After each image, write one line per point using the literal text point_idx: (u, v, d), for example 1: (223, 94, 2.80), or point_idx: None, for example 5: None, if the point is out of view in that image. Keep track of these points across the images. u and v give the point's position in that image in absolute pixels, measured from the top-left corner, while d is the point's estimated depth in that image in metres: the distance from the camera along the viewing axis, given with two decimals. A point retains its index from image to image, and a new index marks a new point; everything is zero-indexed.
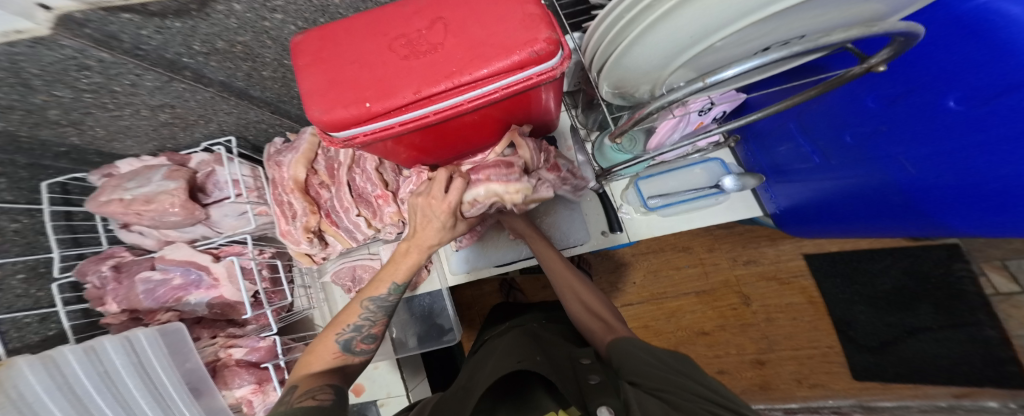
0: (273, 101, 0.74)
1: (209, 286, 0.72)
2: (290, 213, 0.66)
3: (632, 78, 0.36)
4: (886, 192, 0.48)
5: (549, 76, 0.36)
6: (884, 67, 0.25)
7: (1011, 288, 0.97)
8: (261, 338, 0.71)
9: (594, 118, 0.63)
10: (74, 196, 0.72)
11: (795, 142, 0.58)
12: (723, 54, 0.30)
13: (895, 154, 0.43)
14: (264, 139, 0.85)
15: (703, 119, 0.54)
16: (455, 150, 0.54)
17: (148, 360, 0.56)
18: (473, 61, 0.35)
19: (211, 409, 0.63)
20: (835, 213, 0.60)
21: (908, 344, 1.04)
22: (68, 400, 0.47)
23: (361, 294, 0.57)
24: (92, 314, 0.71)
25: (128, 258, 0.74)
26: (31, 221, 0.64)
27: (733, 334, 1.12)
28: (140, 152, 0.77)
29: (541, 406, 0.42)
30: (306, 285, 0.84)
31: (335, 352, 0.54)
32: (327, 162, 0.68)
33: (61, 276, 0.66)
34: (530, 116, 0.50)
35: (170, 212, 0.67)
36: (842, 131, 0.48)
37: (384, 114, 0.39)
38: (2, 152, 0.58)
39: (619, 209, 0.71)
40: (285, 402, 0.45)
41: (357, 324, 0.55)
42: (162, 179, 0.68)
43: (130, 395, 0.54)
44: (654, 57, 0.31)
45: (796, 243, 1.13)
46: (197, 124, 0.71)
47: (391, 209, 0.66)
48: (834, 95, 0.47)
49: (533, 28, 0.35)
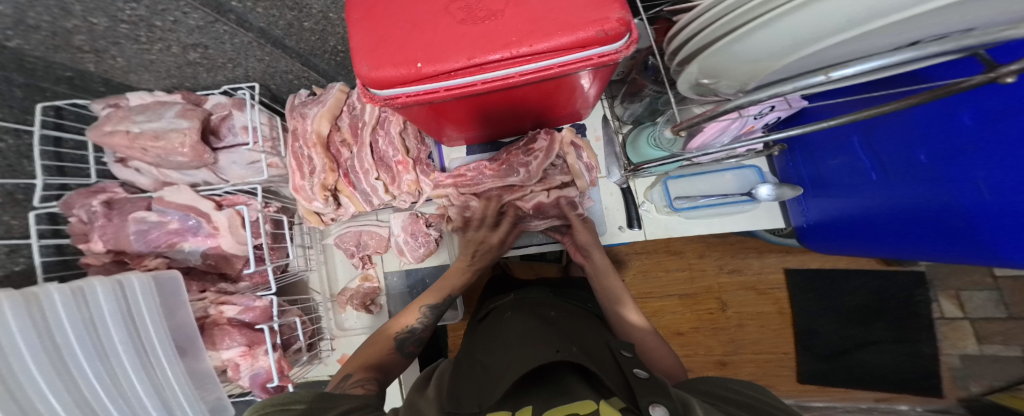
0: (303, 53, 0.73)
1: (206, 235, 0.69)
2: (307, 169, 0.65)
3: (725, 69, 0.33)
4: (942, 214, 0.43)
5: (610, 58, 0.37)
6: (1013, 78, 0.20)
7: (956, 314, 1.07)
8: (257, 298, 0.68)
9: (631, 111, 0.67)
10: (68, 122, 0.68)
11: (852, 156, 0.53)
12: (853, 48, 0.27)
13: (974, 176, 0.38)
14: (285, 90, 0.81)
15: (755, 123, 0.52)
16: (471, 108, 0.49)
17: (138, 309, 0.53)
18: (532, 34, 0.36)
19: (194, 371, 0.60)
20: (875, 229, 0.55)
21: (855, 355, 1.12)
22: (46, 352, 0.43)
23: (417, 301, 0.65)
24: (66, 251, 0.67)
25: (120, 195, 0.71)
26: (15, 143, 0.60)
27: (705, 335, 1.16)
28: (154, 88, 0.74)
29: (573, 390, 0.42)
30: (305, 245, 0.81)
31: (388, 349, 0.60)
32: (351, 120, 0.68)
33: (41, 206, 0.63)
34: (572, 99, 0.52)
35: (177, 152, 0.65)
36: (916, 149, 0.44)
37: (432, 77, 0.40)
38: (3, 68, 0.55)
39: (639, 205, 0.72)
40: (342, 388, 0.50)
41: (413, 326, 0.62)
42: (174, 117, 0.66)
43: (113, 350, 0.50)
44: (768, 48, 0.28)
45: (781, 257, 1.15)
46: (223, 67, 0.69)
47: (410, 178, 0.69)
48: (919, 109, 0.43)
49: (603, 8, 0.36)
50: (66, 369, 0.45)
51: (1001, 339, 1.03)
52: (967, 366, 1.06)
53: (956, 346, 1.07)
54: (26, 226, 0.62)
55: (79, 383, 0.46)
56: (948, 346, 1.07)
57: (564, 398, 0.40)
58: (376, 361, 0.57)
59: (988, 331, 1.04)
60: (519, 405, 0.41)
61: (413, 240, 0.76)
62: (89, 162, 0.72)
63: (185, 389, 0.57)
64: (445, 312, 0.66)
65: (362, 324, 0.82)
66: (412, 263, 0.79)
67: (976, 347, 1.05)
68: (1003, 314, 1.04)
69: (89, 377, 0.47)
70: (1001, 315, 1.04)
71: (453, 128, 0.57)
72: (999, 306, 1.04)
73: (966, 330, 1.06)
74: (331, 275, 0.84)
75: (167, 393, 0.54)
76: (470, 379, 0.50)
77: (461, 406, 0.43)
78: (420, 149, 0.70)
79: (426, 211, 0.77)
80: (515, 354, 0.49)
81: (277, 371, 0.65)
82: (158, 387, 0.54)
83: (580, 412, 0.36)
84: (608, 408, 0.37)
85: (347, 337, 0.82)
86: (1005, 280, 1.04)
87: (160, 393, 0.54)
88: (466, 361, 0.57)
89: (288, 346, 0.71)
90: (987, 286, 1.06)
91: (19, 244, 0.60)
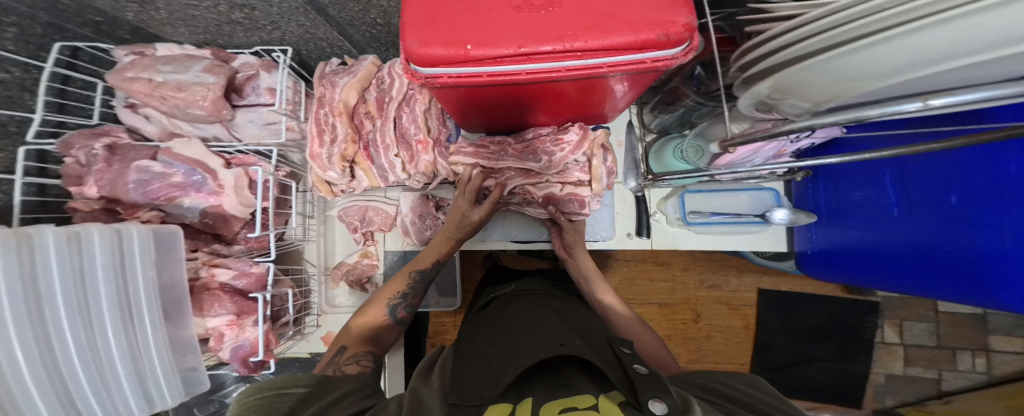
0: (341, 22, 0.72)
1: (209, 192, 0.66)
2: (328, 138, 0.66)
3: (798, 87, 0.34)
4: (955, 255, 0.46)
5: (665, 62, 0.40)
6: None
7: (894, 339, 1.12)
8: (254, 264, 0.65)
9: (660, 120, 0.72)
10: (81, 63, 0.67)
11: (880, 190, 0.56)
12: (960, 76, 0.26)
13: (1002, 223, 0.41)
14: (316, 57, 0.82)
15: (789, 147, 0.55)
16: (511, 95, 0.50)
17: (132, 264, 0.49)
18: (589, 30, 0.38)
19: (177, 339, 0.56)
20: (874, 263, 0.59)
21: (800, 369, 1.13)
22: (25, 296, 0.40)
23: (409, 266, 0.70)
24: (48, 192, 0.64)
25: (124, 141, 0.69)
26: (21, 75, 0.59)
27: (675, 344, 1.12)
28: (184, 42, 0.74)
29: (575, 384, 0.41)
30: (308, 214, 0.80)
31: (382, 315, 0.65)
32: (378, 94, 0.69)
33: (35, 143, 0.60)
34: (603, 102, 0.54)
35: (197, 105, 0.64)
36: (952, 190, 0.46)
37: (479, 61, 0.40)
38: (32, 5, 0.56)
39: (651, 215, 0.74)
40: (333, 363, 0.54)
41: (404, 293, 0.67)
42: (201, 71, 0.65)
43: (97, 306, 0.46)
44: (847, 71, 0.28)
45: (757, 278, 1.12)
46: (262, 29, 0.70)
47: (427, 159, 0.68)
48: (964, 152, 0.45)
49: (668, 12, 0.38)
50: (41, 318, 0.41)
51: (923, 363, 1.12)
52: (889, 383, 1.12)
53: (885, 366, 1.12)
54: (11, 160, 0.59)
55: (52, 338, 0.42)
56: (879, 366, 1.12)
57: (566, 390, 0.40)
58: (371, 330, 0.63)
59: (916, 356, 1.12)
60: (521, 397, 0.40)
61: (423, 222, 0.77)
62: (94, 104, 0.70)
63: (162, 354, 0.53)
64: (433, 278, 0.71)
65: (354, 304, 0.83)
66: (416, 245, 0.80)
67: (901, 368, 1.12)
68: (932, 342, 1.12)
69: (64, 333, 0.43)
70: (930, 343, 1.11)
71: (478, 114, 0.58)
72: (931, 336, 1.12)
73: (898, 353, 1.12)
74: (329, 248, 0.82)
75: (141, 356, 0.51)
76: (484, 367, 0.49)
77: (464, 398, 0.41)
78: (441, 131, 0.70)
79: (437, 195, 0.78)
80: (523, 349, 0.48)
81: (263, 344, 0.63)
82: (134, 350, 0.50)
83: (580, 405, 0.36)
84: (609, 404, 0.37)
85: (335, 315, 0.82)
86: (945, 315, 1.11)
87: (131, 356, 0.49)
88: (469, 353, 0.56)
89: (276, 318, 0.70)
90: (928, 318, 1.12)
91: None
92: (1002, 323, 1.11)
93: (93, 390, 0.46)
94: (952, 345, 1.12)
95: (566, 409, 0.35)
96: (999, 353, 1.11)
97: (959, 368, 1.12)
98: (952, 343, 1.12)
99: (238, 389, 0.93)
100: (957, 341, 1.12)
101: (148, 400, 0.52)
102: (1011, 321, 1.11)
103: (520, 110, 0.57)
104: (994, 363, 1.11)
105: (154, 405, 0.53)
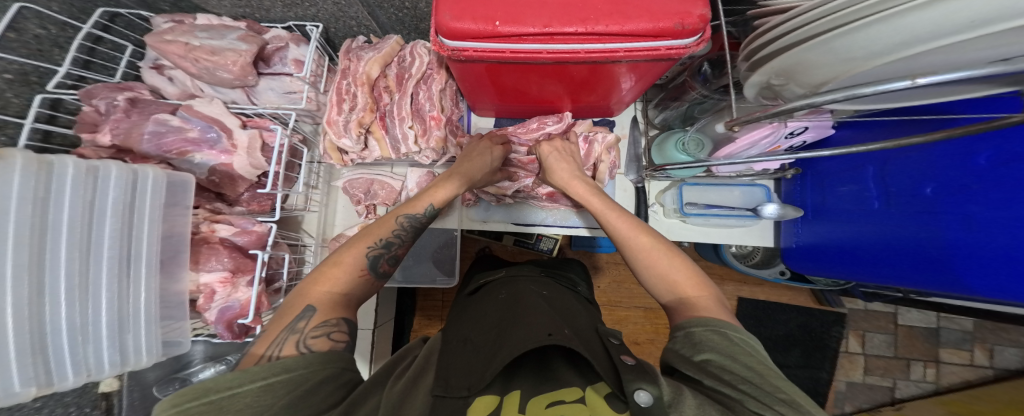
0: (373, 3, 0.76)
1: (222, 150, 0.67)
2: (348, 106, 0.72)
3: (801, 75, 0.38)
4: (925, 244, 0.50)
5: (679, 50, 0.44)
6: None
7: (856, 349, 1.10)
8: (255, 223, 0.67)
9: (662, 116, 0.80)
10: (116, 28, 0.71)
11: (862, 185, 0.61)
12: (945, 59, 0.29)
13: (969, 213, 0.46)
14: (341, 35, 0.87)
15: (782, 144, 0.63)
16: (526, 71, 0.53)
17: (142, 203, 0.49)
18: (611, 16, 0.42)
19: (170, 292, 0.55)
20: (851, 257, 0.61)
21: None
22: (31, 223, 0.38)
23: (396, 212, 0.63)
24: (53, 142, 0.61)
25: (145, 97, 0.69)
26: (56, 33, 0.61)
27: (657, 348, 1.10)
28: (223, 14, 0.79)
29: (561, 377, 0.41)
30: (313, 184, 0.83)
31: (360, 269, 0.55)
32: (399, 71, 0.75)
33: (56, 91, 0.59)
34: (613, 89, 0.61)
35: (226, 68, 0.67)
36: (926, 183, 0.51)
37: (505, 36, 0.43)
38: None
39: (650, 206, 0.82)
40: (294, 331, 0.44)
41: (388, 240, 0.59)
42: (236, 39, 0.69)
43: (98, 244, 0.44)
44: (851, 54, 0.31)
45: (737, 286, 1.11)
46: (300, 5, 0.76)
47: (439, 134, 0.75)
48: (942, 146, 0.50)
49: (688, 5, 0.42)
50: (41, 251, 0.39)
51: (880, 371, 1.10)
52: (848, 390, 1.10)
53: (845, 374, 1.10)
54: (25, 106, 0.57)
55: (45, 272, 0.40)
56: (840, 373, 1.10)
57: (551, 384, 0.39)
58: (343, 288, 0.52)
59: (873, 364, 1.10)
60: (508, 389, 0.39)
61: None
62: (120, 64, 0.72)
63: (150, 301, 0.51)
64: (424, 227, 0.65)
65: None
66: None
67: (860, 376, 1.10)
68: (889, 353, 1.10)
69: (59, 268, 0.41)
70: (888, 354, 1.10)
71: (492, 92, 0.65)
72: (889, 348, 1.10)
73: (858, 363, 1.10)
74: (328, 220, 0.87)
75: (129, 304, 0.48)
76: (479, 351, 0.47)
77: (449, 389, 0.38)
78: (454, 110, 0.79)
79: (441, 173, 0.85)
80: (512, 337, 0.45)
81: (254, 305, 0.61)
82: (122, 301, 0.47)
83: (568, 399, 0.36)
84: (596, 397, 0.36)
85: None
86: (902, 328, 1.10)
87: (120, 301, 0.47)
88: (452, 337, 0.54)
89: (270, 282, 0.70)
90: (886, 330, 1.10)
91: (7, 121, 0.54)
92: (952, 336, 1.10)
93: (70, 338, 0.43)
94: (907, 356, 1.10)
95: (554, 403, 0.35)
96: (948, 365, 1.09)
97: (912, 377, 1.09)
98: (907, 354, 1.10)
99: (204, 371, 0.83)
100: (912, 352, 1.10)
101: (123, 356, 0.48)
102: (961, 334, 1.10)
103: (534, 86, 0.61)
104: (943, 374, 1.09)
105: (127, 363, 0.49)
